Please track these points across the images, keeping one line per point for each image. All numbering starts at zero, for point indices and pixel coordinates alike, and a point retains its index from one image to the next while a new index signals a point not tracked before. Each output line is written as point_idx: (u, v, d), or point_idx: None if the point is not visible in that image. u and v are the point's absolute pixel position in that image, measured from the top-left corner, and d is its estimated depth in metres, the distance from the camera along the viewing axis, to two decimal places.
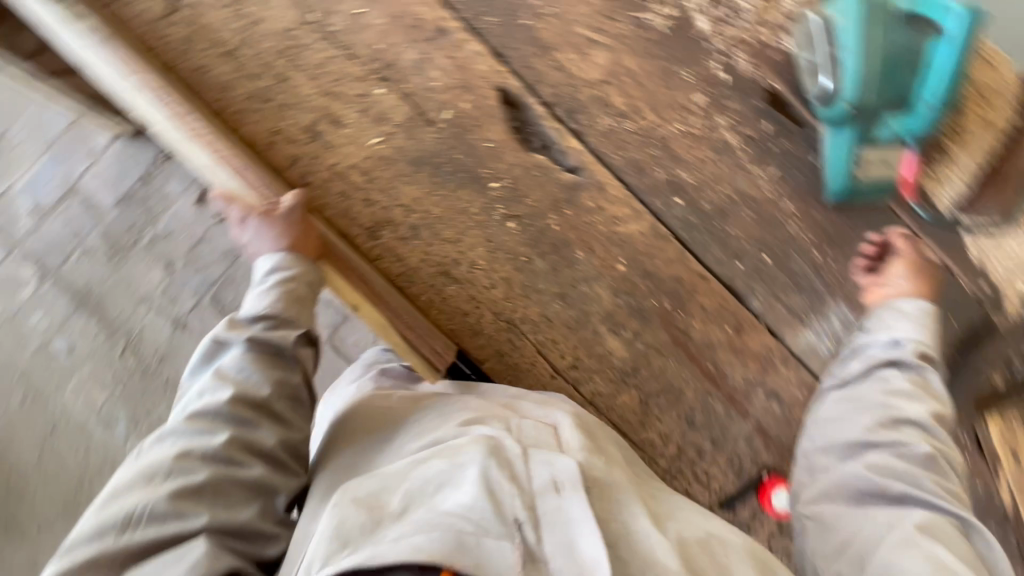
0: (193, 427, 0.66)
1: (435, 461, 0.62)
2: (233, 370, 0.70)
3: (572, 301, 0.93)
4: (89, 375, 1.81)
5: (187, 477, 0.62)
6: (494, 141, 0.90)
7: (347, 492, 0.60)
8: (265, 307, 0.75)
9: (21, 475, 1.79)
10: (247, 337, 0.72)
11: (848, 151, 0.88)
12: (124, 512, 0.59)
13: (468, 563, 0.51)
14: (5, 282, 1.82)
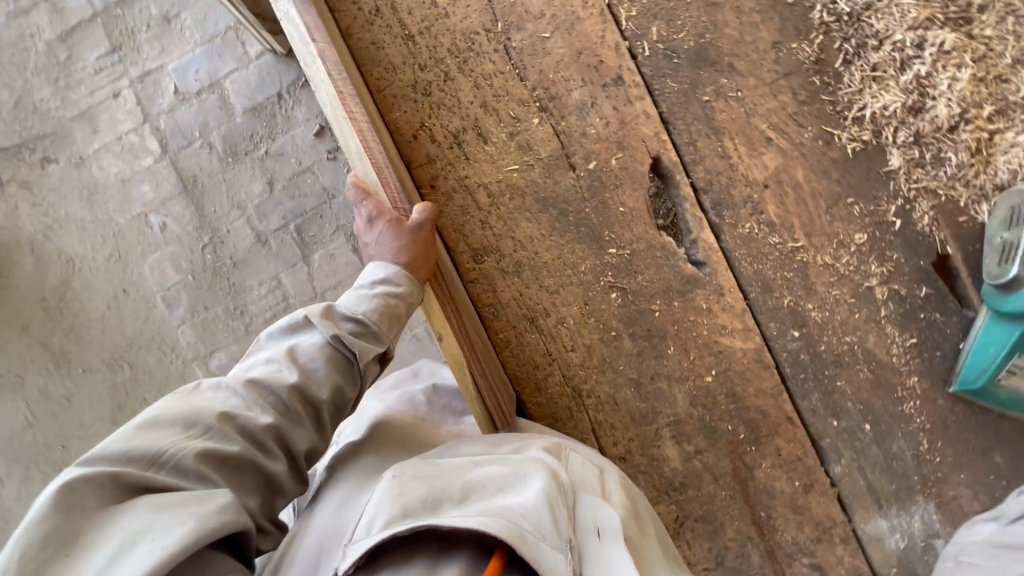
0: (248, 392, 0.66)
1: (494, 467, 0.70)
2: (307, 357, 0.69)
3: (645, 393, 0.87)
4: (171, 255, 1.93)
5: (220, 443, 0.61)
6: (628, 207, 0.85)
7: (413, 466, 0.68)
8: (360, 315, 0.73)
9: (84, 322, 1.96)
10: (333, 336, 0.70)
11: (1002, 350, 0.79)
12: (152, 450, 0.58)
13: (529, 555, 0.58)
14: (128, 147, 1.92)
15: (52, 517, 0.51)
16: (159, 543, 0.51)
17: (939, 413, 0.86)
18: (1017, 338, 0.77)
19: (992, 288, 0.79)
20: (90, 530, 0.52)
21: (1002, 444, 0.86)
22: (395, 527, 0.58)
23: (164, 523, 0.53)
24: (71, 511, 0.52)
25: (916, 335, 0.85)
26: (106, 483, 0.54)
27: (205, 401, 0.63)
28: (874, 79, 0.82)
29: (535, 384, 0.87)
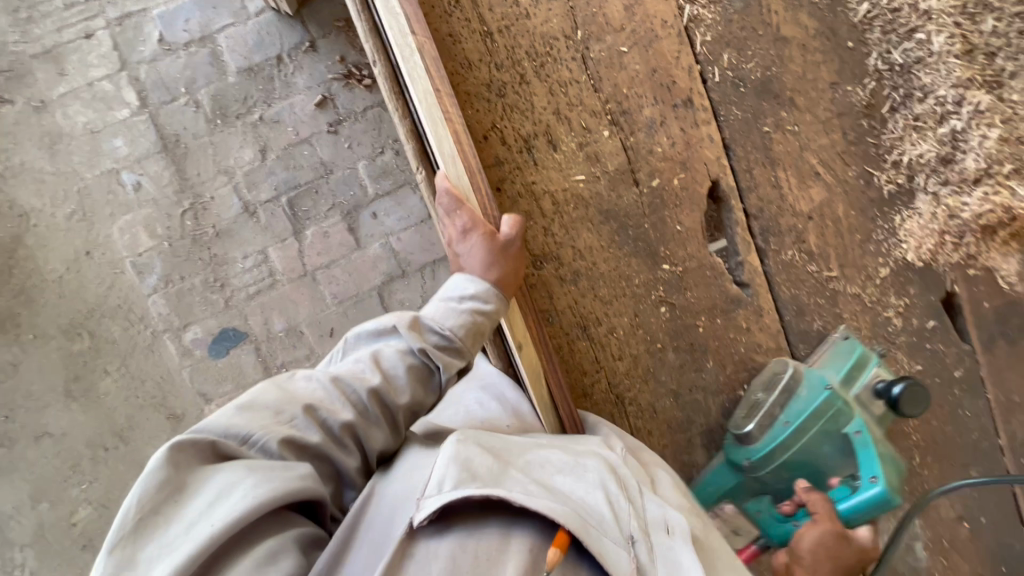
0: (334, 390, 0.69)
1: (555, 453, 0.73)
2: (389, 363, 0.72)
3: (682, 403, 0.91)
4: (144, 218, 1.79)
5: (304, 433, 0.64)
6: (684, 226, 0.88)
7: (480, 437, 0.70)
8: (446, 329, 0.74)
9: (41, 283, 1.79)
10: (418, 348, 0.73)
11: (718, 490, 0.91)
12: (245, 430, 0.61)
13: (594, 547, 0.60)
14: (101, 96, 1.74)
15: (164, 468, 0.54)
16: (255, 494, 0.54)
17: (931, 433, 0.97)
18: (732, 484, 0.90)
19: (732, 438, 0.90)
20: (192, 480, 0.54)
21: (979, 460, 0.98)
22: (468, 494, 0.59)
23: (259, 478, 0.56)
24: (178, 464, 0.55)
25: (921, 363, 0.95)
26: (207, 449, 0.58)
27: (295, 391, 0.68)
28: (914, 128, 0.89)
29: (581, 390, 0.89)
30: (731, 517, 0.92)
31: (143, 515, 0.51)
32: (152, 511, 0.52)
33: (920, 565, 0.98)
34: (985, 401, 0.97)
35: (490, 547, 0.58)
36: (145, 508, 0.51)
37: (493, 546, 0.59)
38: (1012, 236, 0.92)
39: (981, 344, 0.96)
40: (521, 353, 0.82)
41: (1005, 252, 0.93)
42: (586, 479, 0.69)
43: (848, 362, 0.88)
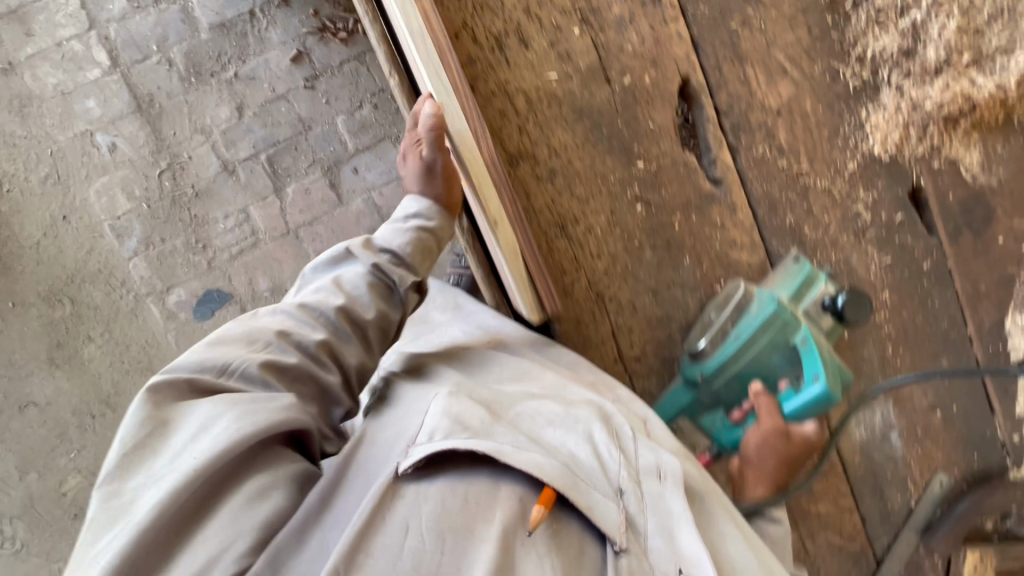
0: (303, 317, 0.72)
1: (547, 403, 0.76)
2: (350, 284, 0.76)
3: (661, 300, 0.93)
4: (121, 181, 1.76)
5: (280, 355, 0.67)
6: (657, 124, 0.90)
7: (471, 391, 0.73)
8: (397, 246, 0.79)
9: (18, 250, 1.76)
10: (372, 265, 0.77)
11: (674, 410, 0.91)
12: (222, 361, 0.64)
13: (582, 502, 0.63)
14: (70, 56, 1.71)
15: (146, 409, 0.58)
16: (236, 423, 0.57)
17: (901, 324, 1.00)
18: (687, 402, 0.89)
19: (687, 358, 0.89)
20: (175, 418, 0.58)
21: (948, 350, 1.02)
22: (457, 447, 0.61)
23: (238, 408, 0.59)
24: (159, 406, 0.58)
25: (891, 257, 0.98)
26: (184, 388, 0.61)
27: (260, 323, 0.71)
28: (877, 22, 0.92)
29: (562, 289, 0.91)
30: (689, 433, 0.91)
31: (129, 450, 0.55)
32: (138, 449, 0.56)
33: (895, 453, 1.03)
34: (952, 292, 1.01)
35: (481, 496, 0.61)
36: (131, 446, 0.55)
37: (484, 496, 0.61)
38: (972, 127, 0.95)
39: (948, 236, 0.99)
40: (496, 229, 0.79)
41: (967, 143, 0.96)
42: (576, 430, 0.72)
43: (797, 280, 0.88)
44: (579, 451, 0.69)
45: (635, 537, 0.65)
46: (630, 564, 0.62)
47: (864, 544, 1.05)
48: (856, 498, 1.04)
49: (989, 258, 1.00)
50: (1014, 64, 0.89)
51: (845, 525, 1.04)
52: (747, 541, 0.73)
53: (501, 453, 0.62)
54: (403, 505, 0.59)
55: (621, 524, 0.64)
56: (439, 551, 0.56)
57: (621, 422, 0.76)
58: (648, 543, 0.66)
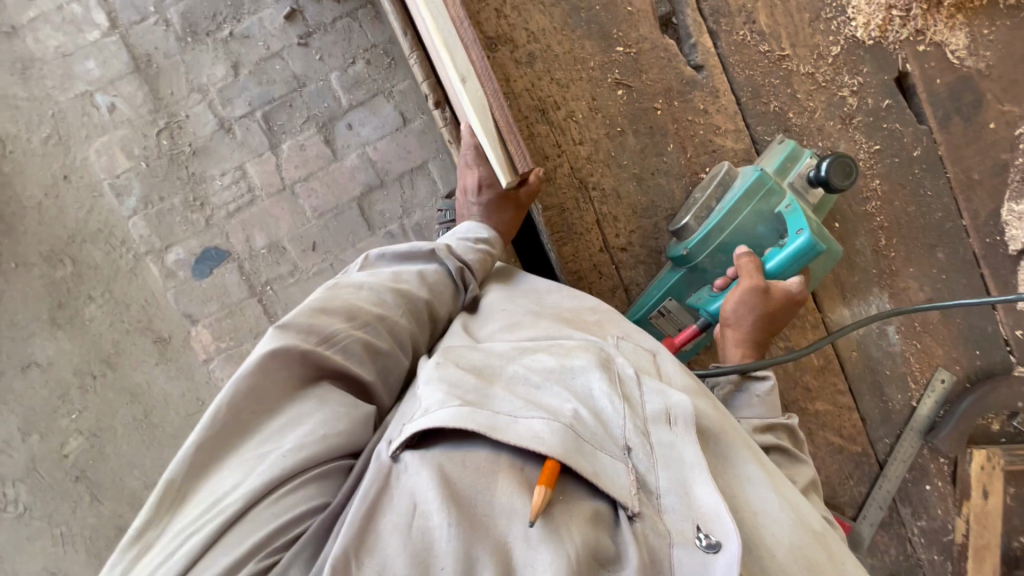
0: (391, 300, 0.70)
1: (541, 357, 0.64)
2: (434, 282, 0.76)
3: (646, 188, 0.92)
4: (120, 140, 1.74)
5: (376, 338, 0.66)
6: (635, 8, 0.91)
7: (458, 356, 0.63)
8: (469, 259, 0.80)
9: (18, 212, 1.73)
10: (456, 271, 0.78)
11: (661, 291, 0.88)
12: (328, 329, 0.62)
13: (588, 469, 0.52)
14: (70, 19, 1.72)
15: (254, 373, 0.56)
16: (331, 430, 0.56)
17: (894, 215, 0.98)
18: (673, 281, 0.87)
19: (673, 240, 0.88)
20: (275, 404, 0.57)
21: (944, 241, 1.00)
22: (439, 419, 0.51)
23: (331, 414, 0.58)
24: (265, 373, 0.57)
25: (879, 143, 0.97)
26: (297, 358, 0.58)
27: (355, 301, 0.67)
28: None
29: (544, 176, 0.90)
30: (676, 314, 0.89)
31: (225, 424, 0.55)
32: (235, 418, 0.55)
33: (894, 349, 1.01)
34: (945, 181, 0.99)
35: (479, 464, 0.51)
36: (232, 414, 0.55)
37: (482, 465, 0.51)
38: (954, 9, 0.95)
39: (937, 123, 0.98)
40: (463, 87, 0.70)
41: (951, 26, 0.95)
42: (575, 387, 0.61)
43: (783, 154, 0.86)
44: (579, 408, 0.58)
45: (648, 501, 0.54)
46: (646, 530, 0.51)
47: (866, 446, 1.02)
48: (854, 396, 1.01)
49: (980, 145, 0.98)
50: None
51: (845, 425, 1.01)
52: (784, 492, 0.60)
53: (492, 427, 0.52)
54: (401, 483, 0.50)
55: (633, 486, 0.53)
56: (440, 526, 0.46)
57: (624, 366, 0.64)
58: (662, 502, 0.54)
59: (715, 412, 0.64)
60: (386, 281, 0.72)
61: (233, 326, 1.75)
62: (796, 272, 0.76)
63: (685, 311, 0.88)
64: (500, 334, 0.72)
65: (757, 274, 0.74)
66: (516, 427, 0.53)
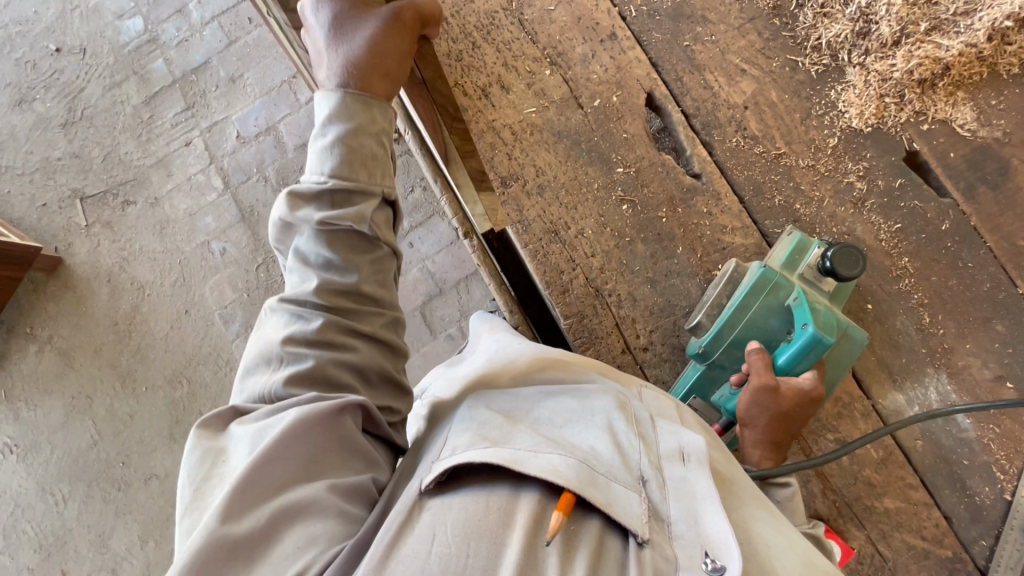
0: (296, 313, 0.68)
1: (564, 400, 0.68)
2: (313, 257, 0.70)
3: (661, 289, 0.98)
4: (228, 277, 2.09)
5: (296, 364, 0.65)
6: (630, 133, 1.02)
7: (489, 400, 0.69)
8: (327, 179, 0.69)
9: (149, 343, 2.07)
10: (319, 222, 0.69)
11: (684, 388, 0.91)
12: (258, 389, 0.65)
13: (600, 500, 0.54)
14: (195, 186, 2.15)
15: (203, 443, 0.59)
16: (284, 421, 0.57)
17: (934, 290, 0.95)
18: (693, 378, 0.89)
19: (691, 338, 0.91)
20: (229, 445, 0.59)
21: (1000, 312, 0.93)
22: (470, 454, 0.56)
23: (280, 410, 0.60)
24: (214, 440, 0.60)
25: (900, 222, 0.96)
26: (228, 415, 0.62)
27: (269, 335, 0.68)
28: (824, 14, 1.00)
29: (561, 287, 0.98)
30: (703, 411, 0.91)
31: (198, 485, 0.56)
32: (205, 480, 0.56)
33: (966, 435, 0.92)
34: (985, 251, 0.95)
35: (501, 499, 0.54)
36: (198, 479, 0.56)
37: (504, 503, 0.53)
38: (953, 88, 0.96)
39: (962, 195, 0.96)
40: None
41: (954, 103, 0.96)
42: (595, 421, 0.64)
43: (788, 248, 0.89)
44: (598, 444, 0.60)
45: (659, 528, 0.55)
46: (654, 557, 0.52)
47: (957, 548, 0.90)
48: (929, 490, 0.91)
49: (1018, 211, 0.95)
50: (977, 22, 0.93)
51: (926, 525, 0.91)
52: (779, 528, 0.60)
53: (515, 460, 0.55)
54: (426, 518, 0.53)
55: (644, 516, 0.55)
56: (463, 555, 0.49)
57: (640, 408, 0.67)
58: (673, 529, 0.55)
59: (728, 466, 0.68)
60: (281, 292, 0.70)
61: None
62: (809, 366, 0.76)
63: (711, 406, 0.90)
64: (535, 376, 0.79)
65: (766, 371, 0.76)
66: (536, 460, 0.56)
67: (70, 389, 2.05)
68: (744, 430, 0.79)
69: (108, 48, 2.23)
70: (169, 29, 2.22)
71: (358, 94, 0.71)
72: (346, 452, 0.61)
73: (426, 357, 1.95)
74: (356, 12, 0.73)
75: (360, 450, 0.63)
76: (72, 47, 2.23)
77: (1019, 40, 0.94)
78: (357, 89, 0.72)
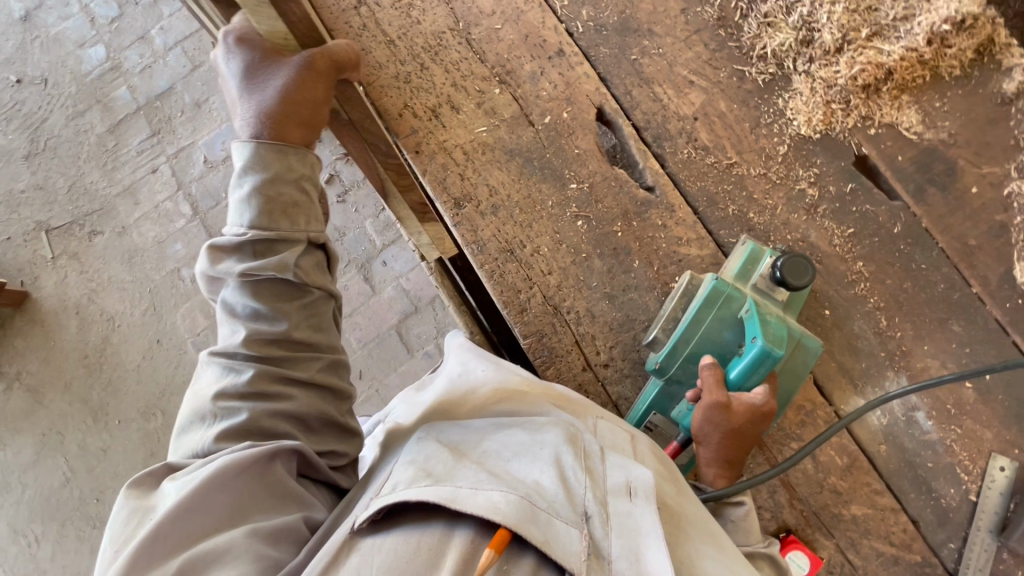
0: (227, 365, 0.67)
1: (515, 434, 0.67)
2: (240, 308, 0.70)
3: (619, 303, 0.97)
4: (200, 304, 2.05)
5: (229, 418, 0.63)
6: (582, 149, 1.01)
7: (438, 433, 0.67)
8: (248, 230, 0.71)
9: (122, 374, 2.02)
10: (241, 273, 0.70)
11: (644, 405, 0.90)
12: (191, 447, 0.63)
13: (538, 537, 0.52)
14: (163, 212, 2.11)
15: (130, 501, 0.57)
16: (207, 471, 0.56)
17: (889, 293, 0.95)
18: (653, 394, 0.88)
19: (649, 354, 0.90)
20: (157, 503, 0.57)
21: (955, 312, 0.93)
22: (406, 493, 0.55)
23: (208, 461, 0.59)
24: (143, 497, 0.58)
25: (853, 227, 0.96)
26: (162, 472, 0.61)
27: (202, 390, 0.67)
28: (768, 24, 1.00)
29: (520, 307, 0.97)
30: (662, 427, 0.90)
31: (119, 545, 0.53)
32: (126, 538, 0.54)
33: (929, 438, 0.91)
34: (938, 252, 0.95)
35: (432, 540, 0.53)
36: (121, 538, 0.54)
37: (434, 543, 0.52)
38: (897, 91, 0.97)
39: (913, 197, 0.96)
40: None
41: (899, 106, 0.97)
42: (542, 454, 0.62)
43: (742, 259, 0.88)
44: (543, 478, 0.59)
45: (599, 566, 0.54)
46: None
47: (926, 553, 0.89)
48: (896, 495, 0.91)
49: (967, 211, 0.95)
50: (917, 27, 0.95)
51: (893, 530, 0.90)
52: (729, 564, 0.58)
53: (452, 497, 0.54)
54: (353, 561, 0.52)
55: (583, 553, 0.53)
56: None
57: (591, 440, 0.66)
58: (613, 567, 0.54)
59: (680, 498, 0.66)
60: (212, 346, 0.69)
61: None
62: (759, 380, 0.77)
63: (671, 422, 0.90)
64: (490, 408, 0.76)
65: (718, 387, 0.76)
66: (472, 498, 0.54)
67: (40, 427, 1.99)
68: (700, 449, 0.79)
69: (71, 78, 2.20)
70: (131, 56, 2.19)
71: (273, 141, 0.74)
72: (275, 498, 0.60)
73: (404, 376, 1.93)
74: (266, 59, 0.76)
75: (293, 494, 0.62)
76: (33, 78, 2.20)
77: (957, 43, 0.95)
78: (273, 137, 0.75)
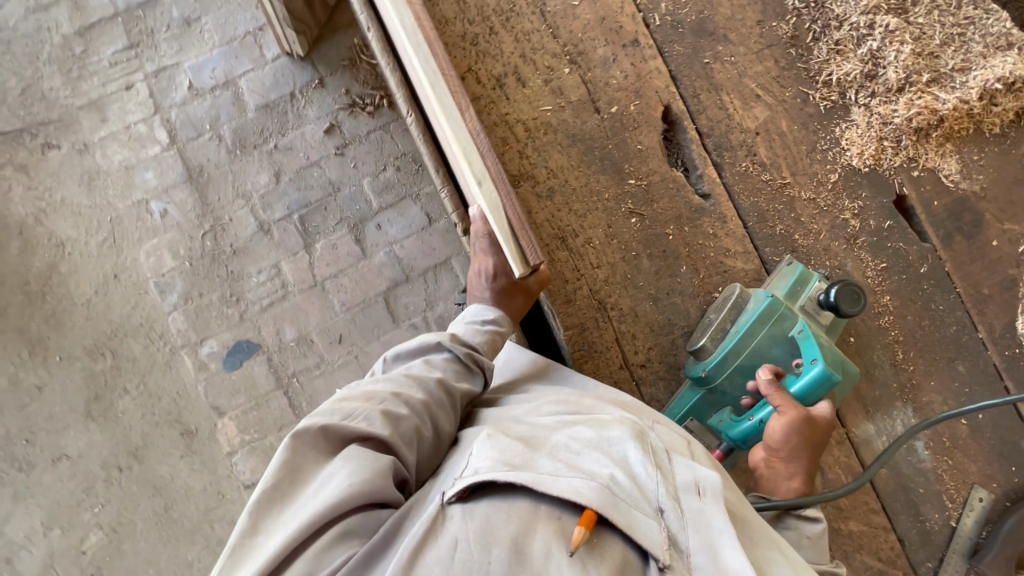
0: (409, 382, 0.73)
1: (580, 427, 0.67)
2: (441, 366, 0.78)
3: (662, 306, 0.97)
4: (170, 243, 1.73)
5: (396, 408, 0.67)
6: (645, 146, 1.00)
7: (506, 428, 0.66)
8: (479, 343, 0.83)
9: (68, 308, 1.71)
10: (462, 355, 0.79)
11: (682, 410, 0.92)
12: (351, 411, 0.66)
13: (623, 521, 0.55)
14: (136, 137, 1.77)
15: (287, 452, 0.61)
16: (352, 476, 0.58)
17: (908, 328, 1.00)
18: (693, 401, 0.91)
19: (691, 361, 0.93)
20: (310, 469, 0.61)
21: (962, 354, 1.00)
22: (491, 474, 0.56)
23: (358, 460, 0.60)
24: (298, 451, 0.61)
25: (885, 261, 1.01)
26: (318, 433, 0.62)
27: (378, 385, 0.72)
28: (837, 51, 1.02)
29: (565, 297, 0.95)
30: (698, 434, 0.93)
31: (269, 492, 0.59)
32: (276, 489, 0.59)
33: (924, 466, 0.98)
34: (955, 295, 1.01)
35: (522, 513, 0.54)
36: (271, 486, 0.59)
37: (524, 514, 0.54)
38: (944, 138, 1.02)
39: (941, 242, 1.02)
40: (481, 189, 0.73)
41: (942, 153, 1.02)
42: (612, 449, 0.63)
43: (791, 279, 0.91)
44: (617, 472, 0.60)
45: (679, 557, 0.56)
46: None
47: (907, 570, 0.97)
48: (888, 515, 0.98)
49: (986, 261, 1.02)
50: (971, 81, 0.99)
51: (882, 547, 0.97)
52: (794, 566, 0.62)
53: (536, 480, 0.55)
54: (449, 528, 0.53)
55: (664, 541, 0.56)
56: (485, 561, 0.51)
57: (655, 437, 0.67)
58: (691, 560, 0.56)
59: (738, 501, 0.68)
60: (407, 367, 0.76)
61: (259, 419, 1.68)
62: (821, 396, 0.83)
63: (707, 430, 0.93)
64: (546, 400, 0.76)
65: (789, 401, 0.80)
66: (558, 485, 0.56)
67: None
68: (778, 462, 0.81)
69: None
70: None
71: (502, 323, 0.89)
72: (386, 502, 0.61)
73: (388, 343, 1.75)
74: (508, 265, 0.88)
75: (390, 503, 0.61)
76: None
77: (1003, 102, 1.00)
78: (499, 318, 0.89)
